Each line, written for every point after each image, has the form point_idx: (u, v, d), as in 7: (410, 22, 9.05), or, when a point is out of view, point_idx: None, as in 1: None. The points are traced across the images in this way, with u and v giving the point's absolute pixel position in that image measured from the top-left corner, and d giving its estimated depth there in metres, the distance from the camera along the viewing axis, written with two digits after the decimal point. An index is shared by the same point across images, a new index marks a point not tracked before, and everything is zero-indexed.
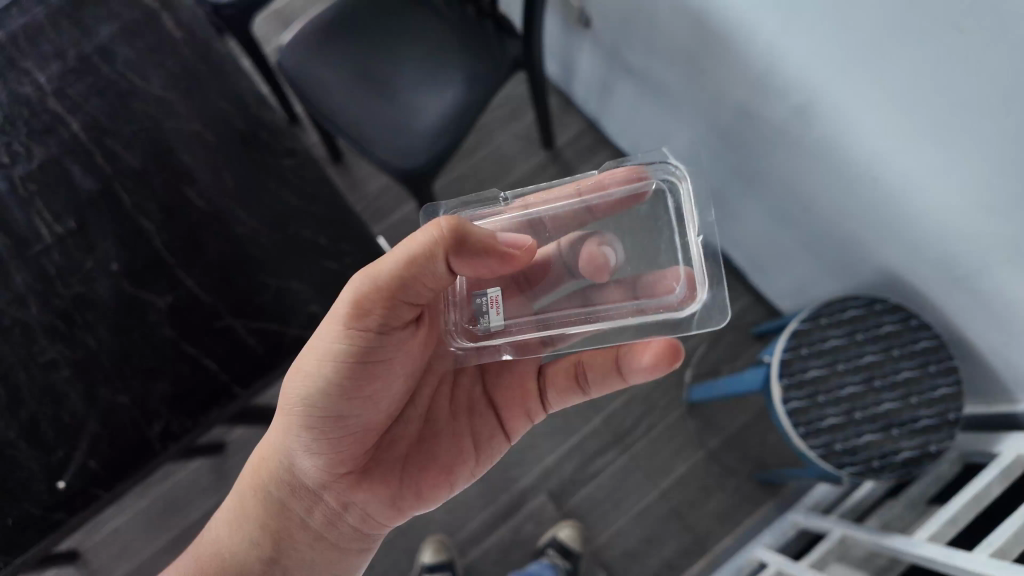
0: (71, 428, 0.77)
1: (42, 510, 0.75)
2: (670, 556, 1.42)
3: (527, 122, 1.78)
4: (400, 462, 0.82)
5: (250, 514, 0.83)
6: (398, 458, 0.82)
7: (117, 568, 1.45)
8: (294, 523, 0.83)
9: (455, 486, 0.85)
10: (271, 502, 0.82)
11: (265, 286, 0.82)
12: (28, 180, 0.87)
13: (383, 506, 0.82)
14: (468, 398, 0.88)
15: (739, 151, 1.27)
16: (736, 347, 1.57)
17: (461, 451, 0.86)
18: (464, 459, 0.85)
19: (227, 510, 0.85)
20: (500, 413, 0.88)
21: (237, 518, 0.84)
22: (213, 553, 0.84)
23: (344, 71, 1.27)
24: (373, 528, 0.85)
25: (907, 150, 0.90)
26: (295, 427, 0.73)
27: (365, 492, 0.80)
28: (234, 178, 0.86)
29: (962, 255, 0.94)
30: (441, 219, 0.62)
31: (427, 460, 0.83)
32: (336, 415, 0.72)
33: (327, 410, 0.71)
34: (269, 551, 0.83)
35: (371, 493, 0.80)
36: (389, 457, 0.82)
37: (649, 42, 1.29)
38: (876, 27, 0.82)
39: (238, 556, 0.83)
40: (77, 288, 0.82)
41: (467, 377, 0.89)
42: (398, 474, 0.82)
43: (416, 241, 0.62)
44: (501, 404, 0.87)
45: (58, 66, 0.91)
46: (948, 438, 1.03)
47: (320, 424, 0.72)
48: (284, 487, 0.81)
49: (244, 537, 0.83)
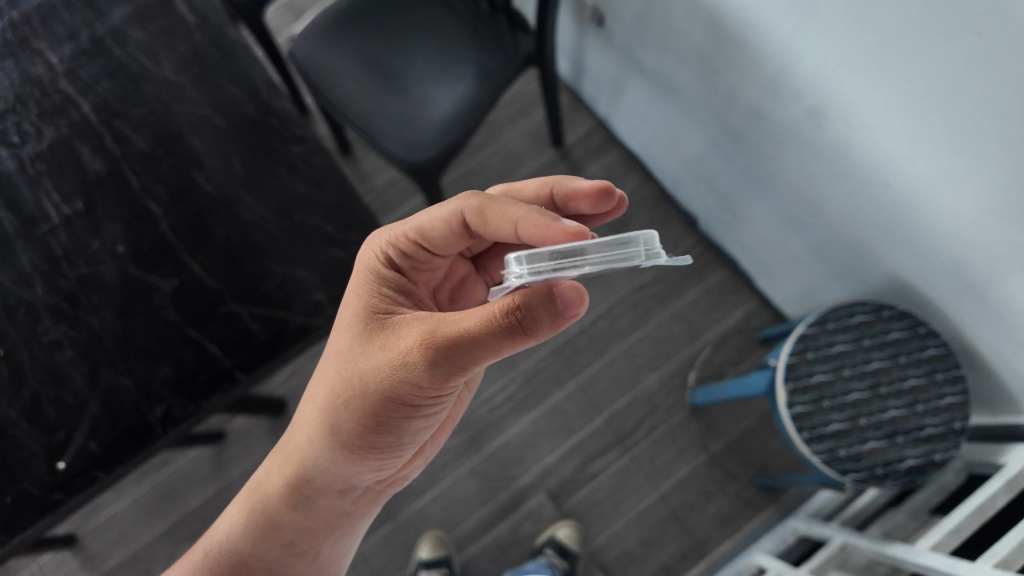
0: (72, 409, 0.77)
1: (40, 490, 0.75)
2: (669, 559, 1.41)
3: (536, 119, 1.77)
4: None
5: (285, 525, 0.79)
6: None
7: (113, 554, 1.45)
8: (335, 515, 0.82)
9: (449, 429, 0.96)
10: (317, 509, 0.80)
11: (271, 273, 0.82)
12: (37, 160, 0.86)
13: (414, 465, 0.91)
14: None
15: (750, 153, 1.26)
16: (740, 351, 1.56)
17: (457, 405, 0.95)
18: (456, 411, 0.96)
19: (249, 524, 0.79)
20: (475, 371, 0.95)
21: (268, 531, 0.78)
22: (236, 565, 0.78)
23: (355, 62, 1.27)
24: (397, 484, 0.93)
25: (920, 155, 0.89)
26: (354, 452, 0.74)
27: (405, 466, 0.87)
28: (243, 164, 0.86)
29: (973, 262, 0.93)
30: (524, 313, 0.58)
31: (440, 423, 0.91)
32: (394, 443, 0.76)
33: (387, 438, 0.74)
34: (309, 546, 0.80)
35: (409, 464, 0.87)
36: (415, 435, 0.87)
37: (662, 42, 1.29)
38: (893, 29, 0.82)
39: (276, 561, 0.79)
40: (83, 269, 0.82)
41: None
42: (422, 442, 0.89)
43: (495, 329, 0.59)
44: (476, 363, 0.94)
45: (70, 47, 0.91)
46: (954, 448, 1.01)
47: (378, 446, 0.75)
48: (331, 493, 0.80)
49: (279, 545, 0.79)
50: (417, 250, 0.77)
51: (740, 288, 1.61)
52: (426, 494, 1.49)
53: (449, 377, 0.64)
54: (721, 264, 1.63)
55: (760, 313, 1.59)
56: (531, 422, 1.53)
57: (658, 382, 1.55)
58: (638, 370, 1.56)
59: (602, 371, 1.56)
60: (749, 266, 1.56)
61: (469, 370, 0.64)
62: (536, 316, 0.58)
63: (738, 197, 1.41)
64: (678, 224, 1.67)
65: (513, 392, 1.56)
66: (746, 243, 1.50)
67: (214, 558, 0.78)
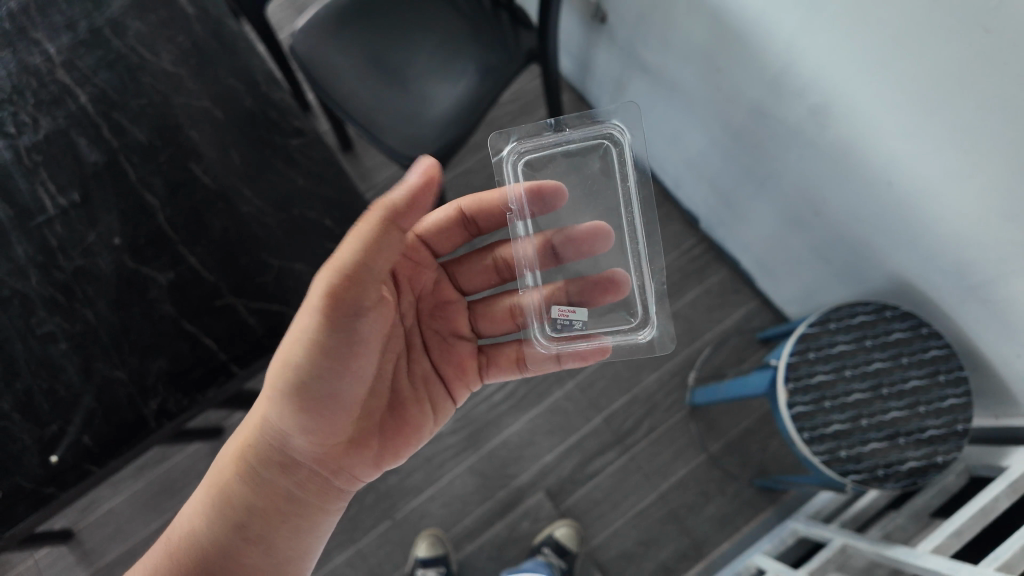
0: (66, 402, 0.77)
1: (34, 484, 0.74)
2: (667, 560, 1.41)
3: (537, 117, 1.77)
4: (377, 426, 0.85)
5: (234, 499, 0.78)
6: (376, 422, 0.85)
7: (109, 550, 1.44)
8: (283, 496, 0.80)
9: (419, 442, 0.91)
10: (261, 483, 0.79)
11: (267, 266, 0.81)
12: (33, 151, 0.86)
13: (369, 466, 0.85)
14: (421, 370, 0.92)
15: (752, 153, 1.26)
16: (740, 351, 1.56)
17: (423, 414, 0.90)
18: (425, 421, 0.91)
19: (203, 502, 0.79)
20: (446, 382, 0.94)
21: (217, 506, 0.78)
22: (188, 548, 0.77)
23: (356, 57, 1.26)
24: (356, 485, 0.88)
25: (925, 153, 0.88)
26: (287, 415, 0.73)
27: (354, 454, 0.82)
28: (241, 156, 0.85)
29: (977, 263, 0.92)
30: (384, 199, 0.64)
31: (398, 421, 0.87)
32: (327, 409, 0.73)
33: (316, 398, 0.71)
34: (261, 532, 0.78)
35: (358, 454, 0.83)
36: (368, 424, 0.84)
37: (665, 40, 1.28)
38: (897, 27, 0.81)
39: (224, 547, 0.77)
40: (78, 261, 0.81)
41: (416, 355, 0.92)
42: (377, 438, 0.85)
43: (365, 228, 0.63)
44: (449, 375, 0.94)
45: (68, 38, 0.90)
46: (956, 450, 1.01)
47: (309, 411, 0.72)
48: (274, 465, 0.79)
49: (223, 521, 0.78)
50: (414, 243, 0.92)
51: (740, 288, 1.60)
52: (424, 492, 1.48)
53: (337, 294, 0.64)
54: (722, 263, 1.62)
55: (760, 314, 1.58)
56: (530, 420, 1.53)
57: (657, 382, 1.54)
58: (638, 369, 1.55)
59: (602, 370, 1.55)
60: (750, 266, 1.55)
61: (359, 284, 0.64)
62: (397, 202, 0.64)
63: (739, 196, 1.40)
64: (679, 223, 1.66)
65: (512, 390, 1.55)
66: (747, 243, 1.50)
67: (171, 543, 0.78)
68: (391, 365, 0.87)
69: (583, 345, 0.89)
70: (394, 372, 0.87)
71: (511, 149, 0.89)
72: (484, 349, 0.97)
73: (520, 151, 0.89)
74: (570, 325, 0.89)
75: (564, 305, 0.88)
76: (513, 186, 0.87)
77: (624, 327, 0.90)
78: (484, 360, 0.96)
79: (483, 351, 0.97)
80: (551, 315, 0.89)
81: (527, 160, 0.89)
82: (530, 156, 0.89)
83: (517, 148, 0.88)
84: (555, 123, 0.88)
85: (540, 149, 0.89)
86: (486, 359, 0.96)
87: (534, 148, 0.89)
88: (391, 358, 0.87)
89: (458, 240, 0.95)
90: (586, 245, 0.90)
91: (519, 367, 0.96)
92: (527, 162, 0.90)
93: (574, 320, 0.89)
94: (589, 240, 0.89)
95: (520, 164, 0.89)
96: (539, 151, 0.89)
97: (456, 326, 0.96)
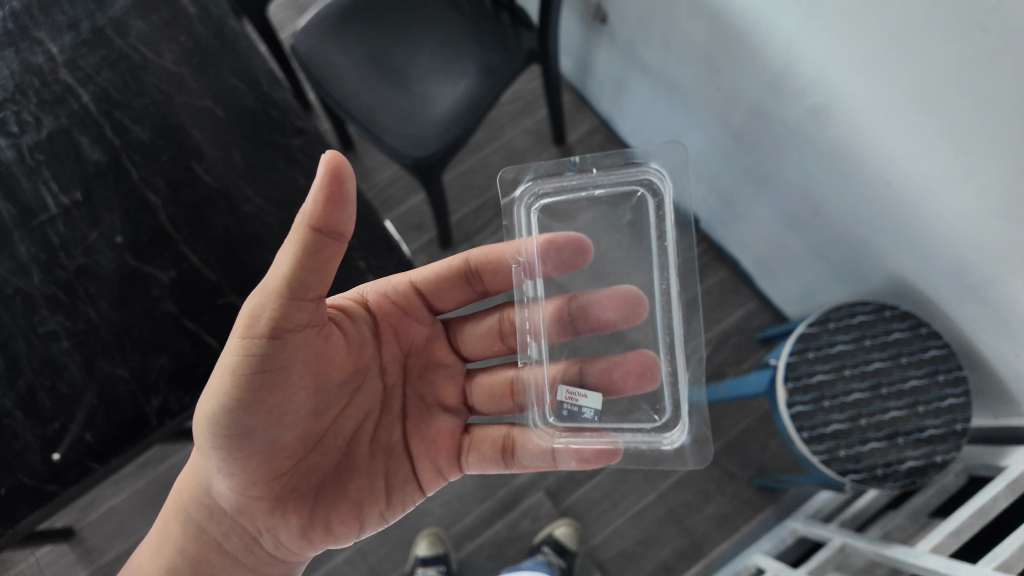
0: (68, 400, 0.77)
1: (36, 481, 0.74)
2: (667, 559, 1.41)
3: (538, 117, 1.77)
4: (313, 495, 0.76)
5: (173, 538, 0.80)
6: (313, 488, 0.76)
7: (110, 548, 1.44)
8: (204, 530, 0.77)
9: (364, 527, 0.81)
10: (190, 525, 0.79)
11: (269, 265, 0.82)
12: (36, 149, 0.86)
13: (295, 537, 0.76)
14: (389, 439, 0.85)
15: (752, 153, 1.26)
16: (739, 351, 1.56)
17: (373, 492, 0.81)
18: (374, 499, 0.81)
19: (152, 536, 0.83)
20: (415, 463, 0.85)
21: (159, 544, 0.81)
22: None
23: (358, 56, 1.27)
24: (291, 554, 0.80)
25: (924, 153, 0.89)
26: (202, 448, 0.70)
27: (277, 517, 0.74)
28: (243, 155, 0.85)
29: (976, 262, 0.93)
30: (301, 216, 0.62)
31: (338, 492, 0.77)
32: (240, 448, 0.69)
33: (229, 432, 0.67)
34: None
35: (281, 518, 0.74)
36: (302, 487, 0.75)
37: (665, 41, 1.29)
38: (896, 27, 0.81)
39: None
40: (80, 259, 0.82)
41: (389, 419, 0.86)
42: (308, 507, 0.75)
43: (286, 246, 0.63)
44: (419, 455, 0.86)
45: (70, 37, 0.91)
46: (955, 449, 1.01)
47: (224, 446, 0.68)
48: (203, 506, 0.78)
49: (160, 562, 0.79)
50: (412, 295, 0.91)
51: (740, 288, 1.61)
52: None
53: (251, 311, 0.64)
54: (722, 264, 1.63)
55: (760, 313, 1.58)
56: None
57: None
58: None
59: None
60: (750, 266, 1.56)
61: (269, 301, 0.64)
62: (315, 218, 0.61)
63: (738, 197, 1.41)
64: None
65: None
66: (747, 243, 1.50)
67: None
68: (349, 423, 0.81)
69: (590, 434, 0.91)
70: (352, 433, 0.81)
71: (532, 189, 0.97)
72: (469, 430, 0.89)
73: (542, 190, 0.97)
74: (578, 412, 0.90)
75: (572, 388, 0.90)
76: (524, 240, 0.93)
77: (645, 427, 0.92)
78: (467, 442, 0.88)
79: (467, 431, 0.89)
80: (560, 399, 0.90)
81: (544, 204, 0.97)
82: (549, 197, 0.98)
83: (537, 188, 0.97)
84: (578, 163, 0.96)
85: (564, 187, 0.98)
86: (468, 441, 0.88)
87: (557, 187, 0.98)
88: (352, 416, 0.82)
89: (461, 295, 0.94)
90: (615, 310, 0.95)
91: (503, 461, 0.88)
92: (541, 204, 0.98)
93: (581, 406, 0.90)
94: (622, 304, 0.95)
95: (537, 205, 0.97)
96: (564, 190, 0.98)
97: (442, 397, 0.91)
